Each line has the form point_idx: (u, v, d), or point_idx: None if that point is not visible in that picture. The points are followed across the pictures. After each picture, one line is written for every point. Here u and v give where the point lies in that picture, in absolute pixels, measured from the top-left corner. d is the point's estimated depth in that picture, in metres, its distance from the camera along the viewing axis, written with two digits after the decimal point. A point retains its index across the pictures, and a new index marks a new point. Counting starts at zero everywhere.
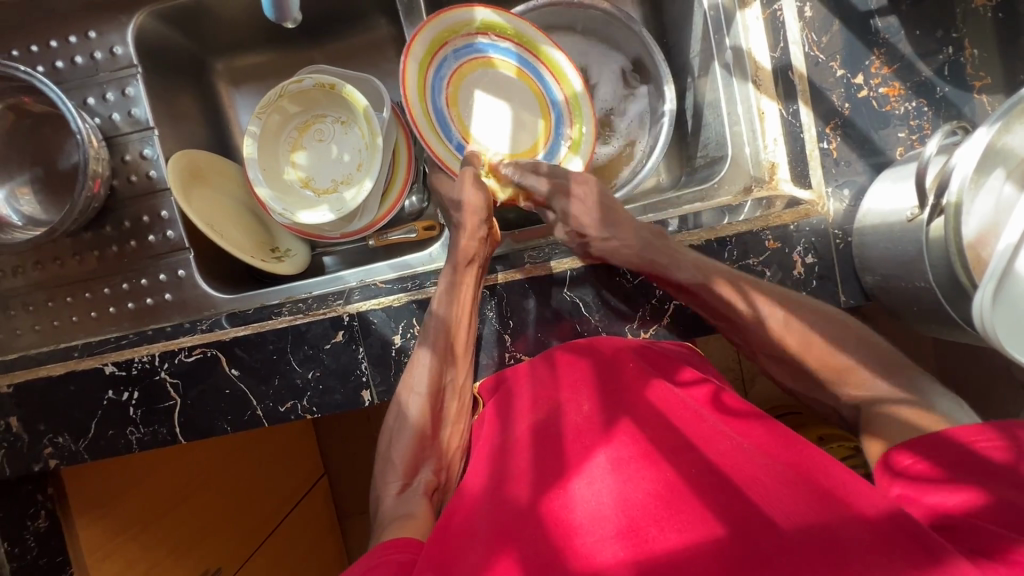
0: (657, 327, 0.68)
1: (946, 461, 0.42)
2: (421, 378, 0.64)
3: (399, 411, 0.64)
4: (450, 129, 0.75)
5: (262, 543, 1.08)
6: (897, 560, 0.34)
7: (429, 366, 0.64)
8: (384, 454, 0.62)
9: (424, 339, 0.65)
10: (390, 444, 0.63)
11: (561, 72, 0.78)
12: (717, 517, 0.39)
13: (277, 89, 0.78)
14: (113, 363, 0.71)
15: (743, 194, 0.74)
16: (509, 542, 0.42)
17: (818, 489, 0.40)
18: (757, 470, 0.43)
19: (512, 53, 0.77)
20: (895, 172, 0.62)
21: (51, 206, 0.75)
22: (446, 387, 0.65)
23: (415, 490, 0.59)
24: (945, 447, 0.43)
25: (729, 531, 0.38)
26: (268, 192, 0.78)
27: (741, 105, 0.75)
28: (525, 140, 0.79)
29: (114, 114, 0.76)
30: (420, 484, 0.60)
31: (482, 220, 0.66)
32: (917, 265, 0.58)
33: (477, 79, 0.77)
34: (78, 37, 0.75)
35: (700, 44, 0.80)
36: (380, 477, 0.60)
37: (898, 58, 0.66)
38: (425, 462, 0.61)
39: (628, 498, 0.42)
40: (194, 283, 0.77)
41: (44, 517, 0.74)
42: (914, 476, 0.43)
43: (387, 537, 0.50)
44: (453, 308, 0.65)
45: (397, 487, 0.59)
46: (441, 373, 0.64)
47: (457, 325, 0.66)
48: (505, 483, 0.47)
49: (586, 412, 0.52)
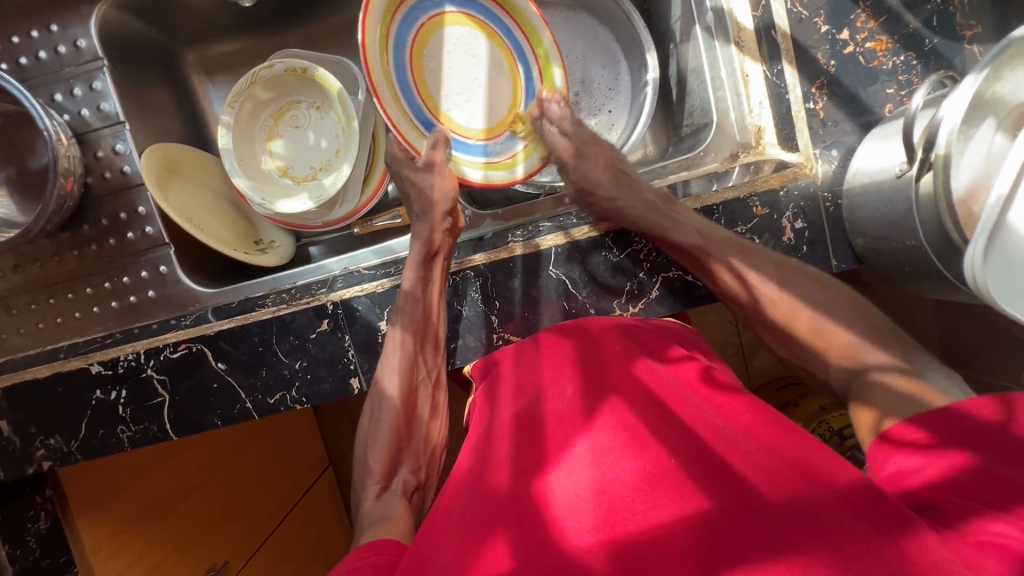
0: (646, 302, 0.67)
1: (945, 429, 0.43)
2: (399, 364, 0.65)
3: (376, 406, 0.65)
4: (414, 101, 0.70)
5: (270, 535, 1.11)
6: (873, 540, 0.34)
7: (405, 350, 0.65)
8: (362, 462, 0.65)
9: (399, 309, 0.66)
10: (367, 445, 0.65)
11: (528, 25, 0.73)
12: (696, 497, 0.39)
13: (247, 75, 0.76)
14: (99, 363, 0.70)
15: (731, 161, 0.72)
16: (487, 536, 0.41)
17: (799, 468, 0.40)
18: (736, 450, 0.42)
19: (491, 16, 0.73)
20: (884, 130, 0.60)
21: (26, 207, 0.74)
22: (418, 382, 0.66)
23: (393, 492, 0.61)
24: (932, 414, 0.45)
25: (710, 518, 0.37)
26: (245, 183, 0.76)
27: (724, 69, 0.72)
28: (500, 102, 0.75)
29: (83, 109, 0.74)
30: (398, 485, 0.62)
31: (447, 211, 0.69)
32: (907, 223, 0.56)
33: (436, 44, 0.72)
34: (40, 31, 0.73)
35: (680, 9, 0.77)
36: (359, 482, 0.63)
37: (885, 11, 0.64)
38: (403, 462, 0.64)
39: (608, 485, 0.41)
40: (177, 278, 0.76)
41: (44, 518, 0.77)
42: (906, 445, 0.44)
43: (364, 542, 0.52)
44: (427, 295, 0.66)
45: (376, 490, 0.62)
46: (414, 359, 0.66)
47: (433, 306, 0.67)
48: (484, 473, 0.47)
49: (568, 397, 0.51)
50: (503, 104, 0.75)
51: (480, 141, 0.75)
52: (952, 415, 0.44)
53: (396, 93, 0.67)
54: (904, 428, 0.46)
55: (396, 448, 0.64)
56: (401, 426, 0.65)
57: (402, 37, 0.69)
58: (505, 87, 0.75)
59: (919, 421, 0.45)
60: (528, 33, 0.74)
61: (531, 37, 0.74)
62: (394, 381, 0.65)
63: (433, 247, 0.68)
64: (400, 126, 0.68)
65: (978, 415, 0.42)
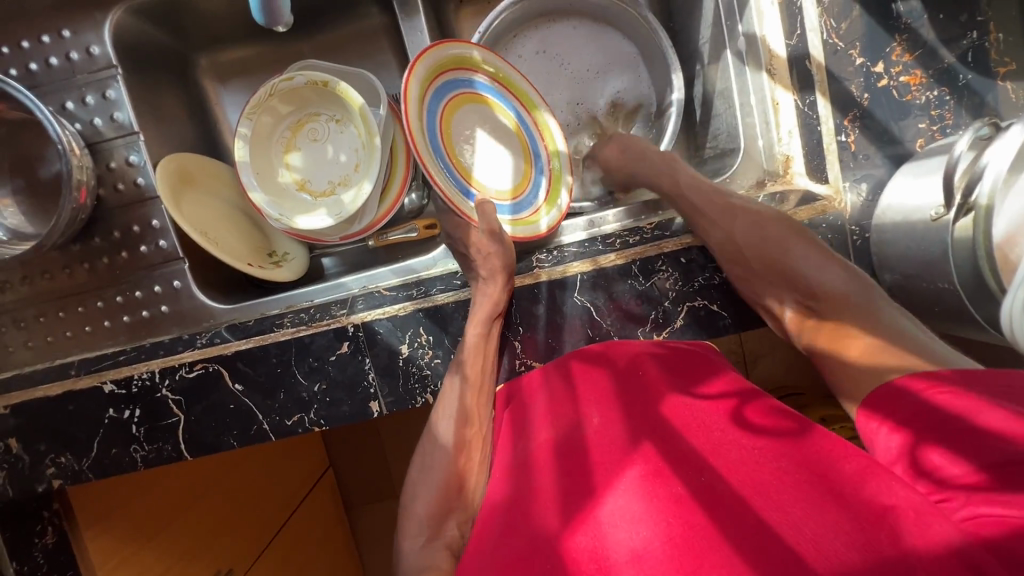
0: (670, 330, 0.67)
1: (908, 414, 0.44)
2: (453, 413, 0.62)
3: (428, 456, 0.61)
4: (454, 177, 0.70)
5: (270, 542, 1.10)
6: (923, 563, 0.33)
7: (458, 397, 0.62)
8: (406, 509, 0.59)
9: (456, 364, 0.64)
10: (411, 497, 0.59)
11: (527, 98, 0.77)
12: (733, 524, 0.40)
13: (266, 87, 0.73)
14: (112, 381, 0.69)
15: (757, 188, 0.71)
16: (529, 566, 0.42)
17: (840, 496, 0.40)
18: (772, 479, 0.43)
19: (493, 90, 0.75)
20: (917, 166, 0.60)
21: (36, 218, 0.72)
22: (469, 434, 0.61)
23: (440, 541, 0.55)
24: (898, 403, 0.45)
25: (754, 550, 0.38)
26: (263, 197, 0.74)
27: (754, 96, 0.72)
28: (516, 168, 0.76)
29: (95, 118, 0.72)
30: (448, 536, 0.56)
31: (505, 261, 0.66)
32: (942, 265, 0.56)
33: (455, 120, 0.72)
34: (51, 37, 0.70)
35: (710, 30, 0.76)
36: (401, 530, 0.57)
37: (921, 44, 0.63)
38: (450, 515, 0.57)
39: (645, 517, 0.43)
40: (191, 294, 0.74)
41: (51, 534, 0.74)
42: (894, 445, 0.44)
43: None
44: (489, 340, 0.65)
45: (422, 539, 0.56)
46: (462, 401, 0.62)
47: (479, 347, 0.64)
48: (521, 504, 0.48)
49: (597, 427, 0.52)
50: (517, 169, 0.76)
51: (508, 201, 0.74)
52: (906, 396, 0.45)
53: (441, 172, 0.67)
54: (879, 424, 0.45)
55: (444, 499, 0.58)
56: (452, 480, 0.59)
57: (430, 121, 0.68)
58: (517, 154, 0.76)
59: (881, 407, 0.46)
60: (528, 105, 0.77)
61: (531, 108, 0.77)
62: (449, 429, 0.61)
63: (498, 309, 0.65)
64: (455, 203, 0.67)
65: (929, 395, 0.43)
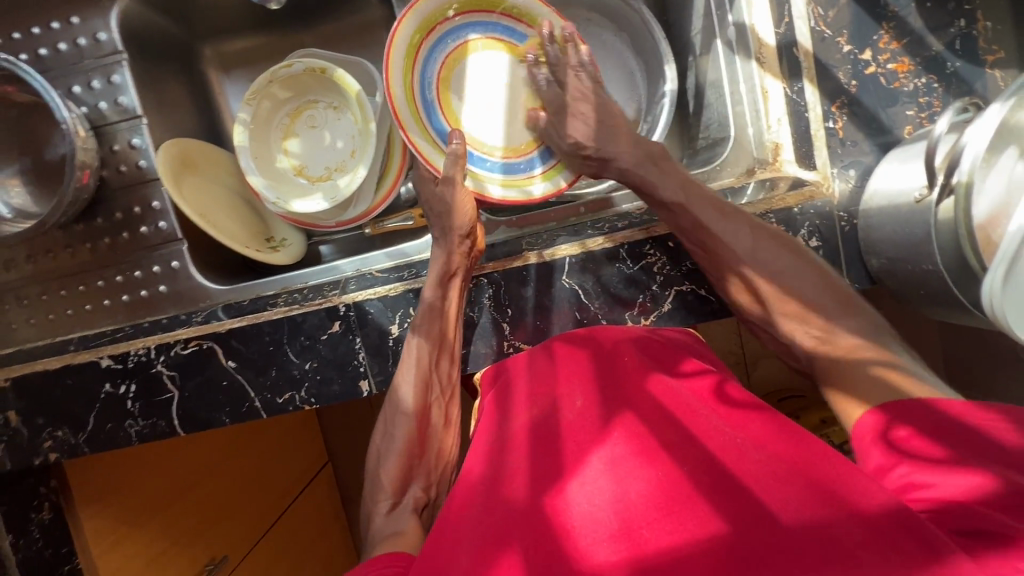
0: (658, 314, 0.67)
1: (938, 432, 0.43)
2: (414, 381, 0.63)
3: (392, 422, 0.64)
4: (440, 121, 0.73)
5: (269, 528, 1.12)
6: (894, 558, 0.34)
7: (421, 367, 0.64)
8: (374, 476, 0.62)
9: (417, 326, 0.65)
10: (379, 463, 0.62)
11: None
12: (712, 506, 0.40)
13: (266, 74, 0.76)
14: (109, 356, 0.70)
15: (746, 176, 0.72)
16: (510, 538, 0.42)
17: (816, 482, 0.40)
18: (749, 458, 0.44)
19: (521, 36, 0.74)
20: (903, 152, 0.60)
21: (41, 197, 0.74)
22: (433, 399, 0.64)
23: (404, 507, 0.58)
24: (926, 415, 0.44)
25: (729, 530, 0.38)
26: (261, 181, 0.76)
27: (744, 84, 0.72)
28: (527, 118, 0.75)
29: (101, 102, 0.74)
30: (409, 500, 0.59)
31: (465, 234, 0.67)
32: (925, 248, 0.56)
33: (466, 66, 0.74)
34: (60, 23, 0.72)
35: (701, 21, 0.77)
36: (370, 494, 0.60)
37: (908, 32, 0.64)
38: (414, 479, 0.61)
39: (622, 496, 0.43)
40: (188, 274, 0.76)
41: (47, 509, 0.76)
42: (907, 449, 0.43)
43: (378, 553, 0.50)
44: (446, 306, 0.65)
45: (387, 506, 0.58)
46: (430, 373, 0.64)
47: (452, 314, 0.66)
48: (500, 481, 0.48)
49: (579, 408, 0.53)
50: None
51: (500, 159, 0.74)
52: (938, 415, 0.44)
53: (421, 113, 0.71)
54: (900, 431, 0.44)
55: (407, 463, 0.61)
56: (413, 442, 0.62)
57: (428, 63, 0.72)
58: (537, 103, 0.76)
59: (905, 416, 0.45)
60: None
61: None
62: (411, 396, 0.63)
63: (450, 270, 0.66)
64: (427, 151, 0.70)
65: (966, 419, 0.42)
